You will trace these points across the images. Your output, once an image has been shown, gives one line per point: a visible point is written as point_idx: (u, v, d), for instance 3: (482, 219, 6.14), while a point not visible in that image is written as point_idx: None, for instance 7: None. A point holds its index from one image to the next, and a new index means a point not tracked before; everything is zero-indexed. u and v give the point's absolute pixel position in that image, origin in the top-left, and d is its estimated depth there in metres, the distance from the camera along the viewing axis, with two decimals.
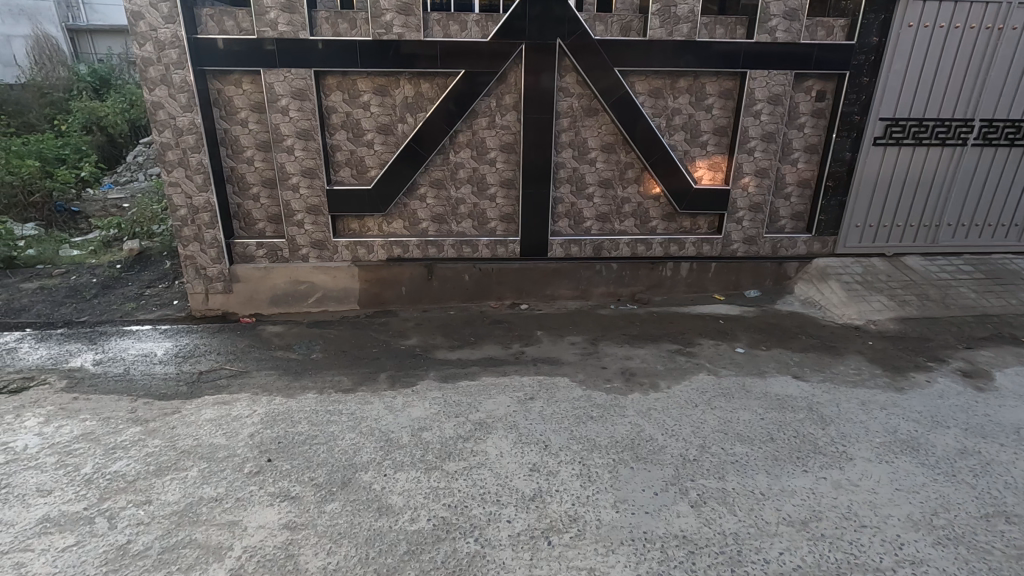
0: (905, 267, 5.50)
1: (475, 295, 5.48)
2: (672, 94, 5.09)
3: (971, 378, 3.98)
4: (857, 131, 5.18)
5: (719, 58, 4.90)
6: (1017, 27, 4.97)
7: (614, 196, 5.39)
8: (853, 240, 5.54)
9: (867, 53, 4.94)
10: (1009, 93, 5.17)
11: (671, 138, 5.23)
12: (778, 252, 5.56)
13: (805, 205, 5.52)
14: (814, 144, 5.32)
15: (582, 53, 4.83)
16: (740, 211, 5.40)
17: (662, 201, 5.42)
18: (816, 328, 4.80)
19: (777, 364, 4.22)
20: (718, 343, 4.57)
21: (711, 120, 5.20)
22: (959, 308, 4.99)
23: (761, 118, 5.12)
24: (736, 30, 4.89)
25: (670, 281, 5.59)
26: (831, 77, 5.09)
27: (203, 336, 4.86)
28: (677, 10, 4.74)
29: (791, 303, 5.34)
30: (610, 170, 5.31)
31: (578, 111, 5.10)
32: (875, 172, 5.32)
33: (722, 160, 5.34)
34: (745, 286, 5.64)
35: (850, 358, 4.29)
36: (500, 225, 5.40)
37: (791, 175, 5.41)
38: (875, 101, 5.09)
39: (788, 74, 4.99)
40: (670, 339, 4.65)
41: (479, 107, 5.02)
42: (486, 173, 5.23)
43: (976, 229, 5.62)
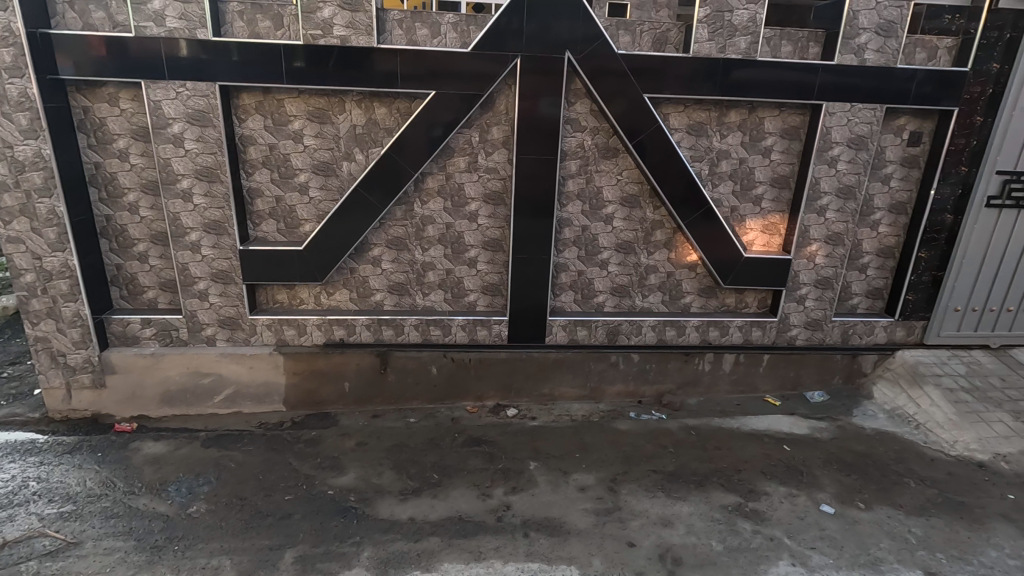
0: (1018, 365, 4.15)
1: (445, 394, 4.04)
2: (718, 131, 3.75)
3: None
4: (964, 187, 3.87)
5: (788, 85, 3.57)
6: None
7: (635, 263, 4.01)
8: (948, 327, 4.20)
9: (983, 84, 3.65)
10: None
11: (715, 190, 3.88)
12: (850, 341, 4.18)
13: (885, 280, 4.17)
14: (902, 202, 3.99)
15: (600, 73, 3.47)
16: (803, 287, 4.03)
17: (700, 271, 4.05)
18: (925, 465, 3.39)
19: (893, 542, 2.78)
20: (793, 494, 3.13)
21: (769, 168, 3.86)
22: None
23: (837, 165, 3.78)
24: (808, 48, 3.59)
25: (708, 378, 4.19)
26: (930, 114, 3.78)
27: (43, 461, 3.32)
28: (732, 17, 3.45)
29: (874, 416, 3.95)
30: (631, 231, 3.93)
31: (591, 150, 3.74)
32: (983, 241, 4.00)
33: (780, 220, 3.99)
34: (806, 386, 4.26)
35: (997, 532, 2.86)
36: (482, 299, 3.99)
37: (871, 241, 4.07)
38: (991, 148, 3.78)
39: (877, 108, 3.67)
40: (721, 484, 3.21)
41: (456, 141, 3.64)
42: (464, 230, 3.83)
43: None
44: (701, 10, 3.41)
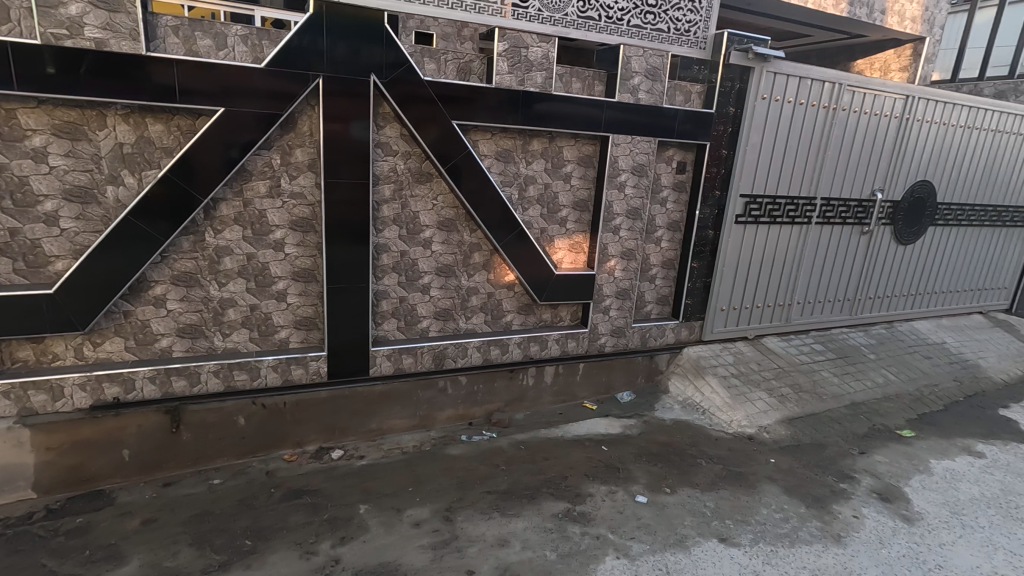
0: (768, 351, 5.10)
1: (257, 445, 3.59)
2: (523, 157, 3.99)
3: (893, 505, 3.35)
4: (719, 208, 4.66)
5: (579, 118, 3.95)
6: (845, 108, 4.94)
7: (457, 286, 4.03)
8: (719, 325, 4.99)
9: (725, 123, 4.46)
10: (841, 173, 5.13)
11: (526, 213, 4.11)
12: (648, 343, 4.73)
13: (670, 287, 4.82)
14: (676, 220, 4.67)
15: (408, 99, 3.46)
16: (607, 298, 4.46)
17: (518, 290, 4.23)
18: (712, 445, 3.95)
19: (694, 518, 3.16)
20: (613, 490, 3.39)
21: (570, 192, 4.22)
22: (830, 399, 4.64)
23: (625, 190, 4.28)
24: (594, 86, 4.02)
25: (533, 392, 4.37)
26: (690, 147, 4.50)
27: None
28: (528, 53, 3.71)
29: (671, 408, 4.51)
30: (451, 254, 3.96)
31: (405, 175, 3.69)
32: (736, 251, 4.85)
33: (583, 239, 4.37)
34: (616, 388, 4.69)
35: (766, 492, 3.43)
36: (295, 334, 3.65)
37: (656, 255, 4.67)
38: (735, 176, 4.62)
39: (651, 141, 4.25)
40: (551, 493, 3.34)
41: (253, 164, 3.30)
42: (269, 261, 3.47)
43: (818, 306, 5.51)
44: (500, 45, 3.60)
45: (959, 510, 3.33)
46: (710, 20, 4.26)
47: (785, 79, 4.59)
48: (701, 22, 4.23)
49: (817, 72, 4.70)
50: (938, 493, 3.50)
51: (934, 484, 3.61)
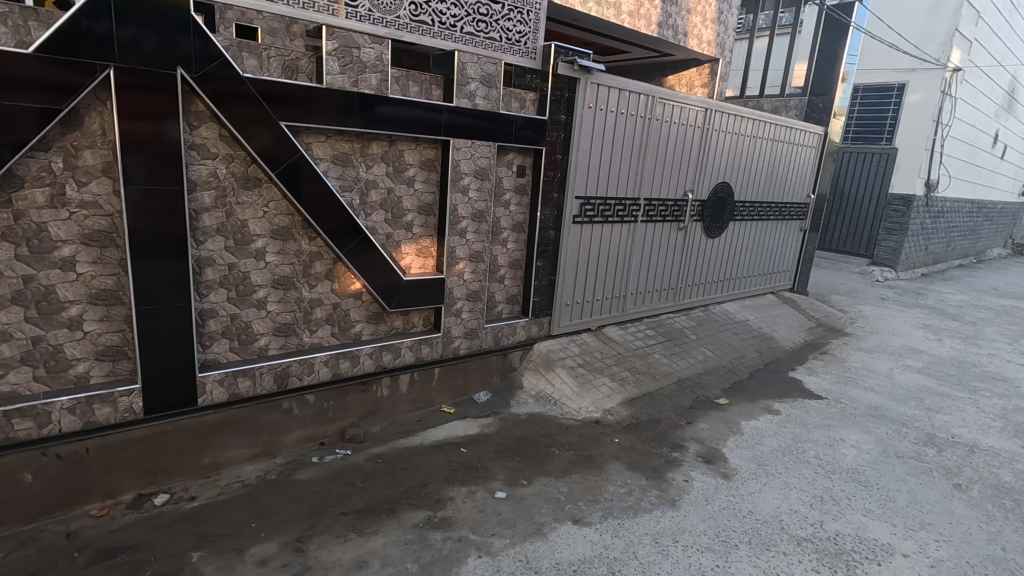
0: (609, 339, 5.53)
1: (53, 505, 3.00)
2: (363, 161, 3.85)
3: (715, 465, 3.84)
4: (558, 209, 4.95)
5: (419, 122, 3.92)
6: (659, 118, 5.55)
7: (297, 299, 3.76)
8: (565, 319, 5.30)
9: (558, 130, 4.75)
10: (659, 176, 5.76)
11: (369, 218, 3.97)
12: (500, 342, 4.86)
13: (518, 287, 5.01)
14: (520, 222, 4.86)
15: (225, 96, 3.14)
16: (458, 301, 4.49)
17: (365, 299, 4.07)
18: (564, 433, 4.17)
19: (549, 505, 3.31)
20: (472, 490, 3.42)
21: (414, 196, 4.17)
22: (662, 378, 5.18)
23: (469, 193, 4.35)
24: (432, 90, 4.00)
25: (388, 403, 4.24)
26: (528, 152, 4.71)
27: None
28: (360, 54, 3.59)
29: (525, 402, 4.68)
30: (288, 265, 3.67)
31: (227, 180, 3.35)
32: (576, 250, 5.19)
33: (430, 243, 4.35)
34: (473, 389, 4.75)
35: (612, 470, 3.72)
36: (98, 367, 3.12)
37: (503, 256, 4.82)
38: (570, 179, 4.95)
39: (491, 145, 4.37)
40: (411, 503, 3.27)
41: (25, 168, 2.76)
42: (55, 283, 2.93)
43: (647, 296, 6.11)
44: (328, 43, 3.44)
45: (764, 461, 3.92)
46: (538, 32, 4.49)
47: (607, 90, 5.02)
48: (530, 34, 4.45)
49: (633, 85, 5.20)
50: (748, 449, 4.09)
51: (744, 442, 4.20)
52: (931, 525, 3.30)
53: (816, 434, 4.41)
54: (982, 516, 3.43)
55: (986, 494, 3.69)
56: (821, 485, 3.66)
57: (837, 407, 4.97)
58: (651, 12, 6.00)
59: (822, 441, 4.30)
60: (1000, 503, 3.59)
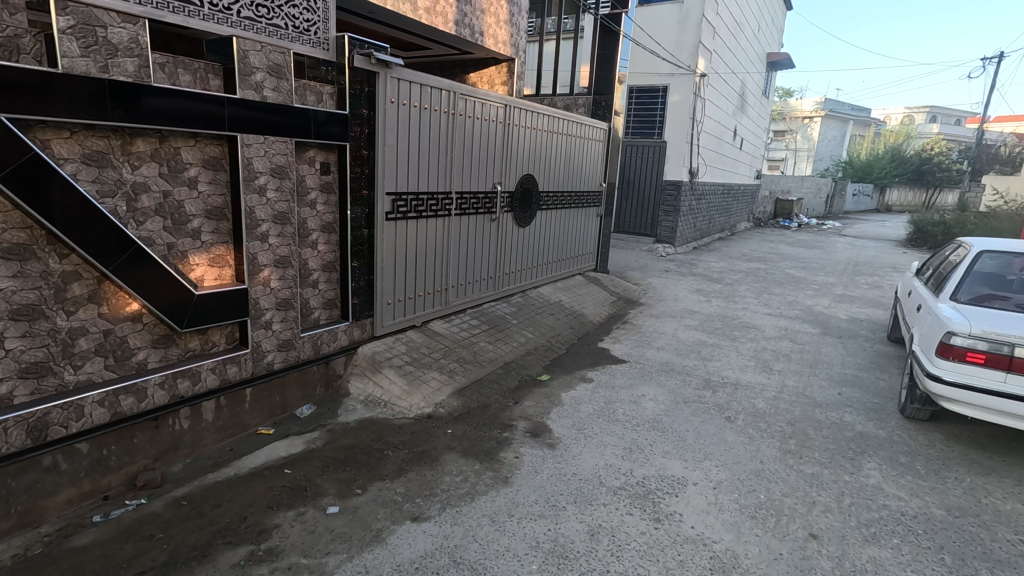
0: (435, 334, 5.57)
1: None
2: (126, 161, 3.28)
3: (541, 438, 4.11)
4: (369, 207, 4.81)
5: (195, 116, 3.46)
6: (462, 114, 5.70)
7: (51, 331, 3.07)
8: (388, 318, 5.19)
9: (360, 125, 4.60)
10: (467, 169, 5.92)
11: (141, 228, 3.41)
12: (320, 350, 4.58)
13: (334, 290, 4.76)
14: (329, 222, 4.61)
15: None
16: (266, 312, 4.11)
17: (147, 321, 3.49)
18: (395, 434, 4.10)
19: (386, 509, 3.23)
20: (301, 512, 3.18)
21: (199, 200, 3.69)
22: (487, 364, 5.37)
23: (267, 194, 3.99)
24: (208, 80, 3.57)
25: (189, 436, 3.72)
26: (331, 148, 4.48)
27: None
28: (108, 34, 3.04)
29: (353, 409, 4.49)
30: (31, 291, 2.98)
31: None
32: (392, 247, 5.11)
33: (225, 252, 3.90)
34: (294, 404, 4.41)
35: (447, 461, 3.76)
36: None
37: (314, 260, 4.53)
38: (379, 175, 4.83)
39: (288, 141, 4.06)
40: (228, 542, 2.93)
41: None
42: None
43: (468, 287, 6.28)
44: (59, 19, 2.85)
45: (582, 426, 4.32)
46: (328, 22, 4.26)
47: (408, 85, 4.99)
48: (320, 23, 4.20)
49: (434, 81, 5.25)
50: (568, 417, 4.47)
51: (565, 411, 4.59)
52: (712, 454, 3.96)
53: (622, 394, 4.99)
54: (746, 438, 4.23)
55: (747, 420, 4.56)
56: (629, 438, 4.16)
57: (637, 368, 5.69)
58: (447, 10, 6.13)
59: (627, 399, 4.89)
60: (756, 426, 4.46)
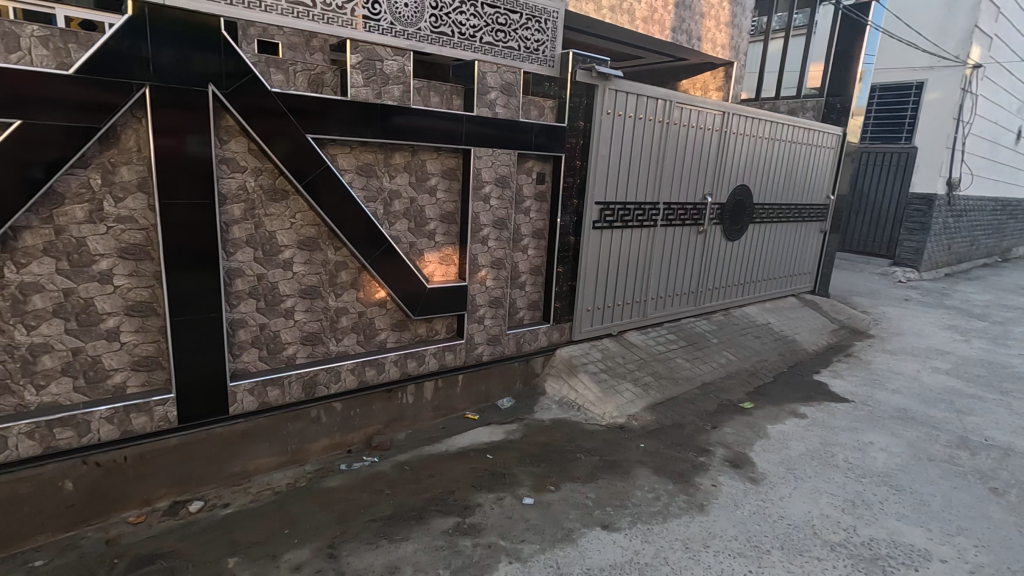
0: (631, 344, 5.54)
1: (90, 512, 3.07)
2: (386, 171, 3.90)
3: (742, 470, 3.81)
4: (578, 216, 4.97)
5: (439, 132, 3.97)
6: (677, 122, 5.56)
7: (324, 308, 3.81)
8: (586, 325, 5.30)
9: (576, 136, 4.78)
10: (678, 179, 5.75)
11: (392, 228, 4.02)
12: (522, 348, 4.87)
13: (539, 293, 5.02)
14: (540, 228, 4.88)
15: (254, 112, 3.21)
16: (480, 308, 4.52)
17: (389, 307, 4.10)
18: (587, 439, 4.18)
19: (577, 511, 3.31)
20: (500, 497, 3.43)
21: (436, 205, 4.22)
22: (684, 383, 5.16)
23: (490, 201, 4.39)
24: (452, 100, 4.06)
25: (412, 410, 4.28)
26: (548, 158, 4.74)
27: None
28: (383, 66, 3.64)
29: (549, 408, 4.70)
30: (314, 275, 3.72)
31: (256, 193, 3.41)
32: (596, 255, 5.21)
33: (452, 251, 4.39)
34: (496, 395, 4.77)
35: (639, 475, 3.71)
36: (134, 378, 3.19)
37: (524, 263, 4.84)
38: (589, 185, 4.97)
39: (511, 153, 4.41)
40: (439, 510, 3.29)
41: (64, 185, 2.84)
42: (94, 296, 3.01)
43: (668, 300, 6.10)
44: (353, 57, 3.50)
45: (792, 466, 3.88)
46: (555, 40, 4.54)
47: (624, 96, 5.04)
48: (548, 42, 4.49)
49: (651, 91, 5.22)
50: (775, 453, 4.07)
51: (772, 446, 4.17)
52: (967, 530, 3.23)
53: (844, 438, 4.35)
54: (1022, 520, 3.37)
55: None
56: (852, 489, 3.62)
57: (864, 410, 4.92)
58: (664, 17, 6.01)
59: (850, 444, 4.25)
60: None
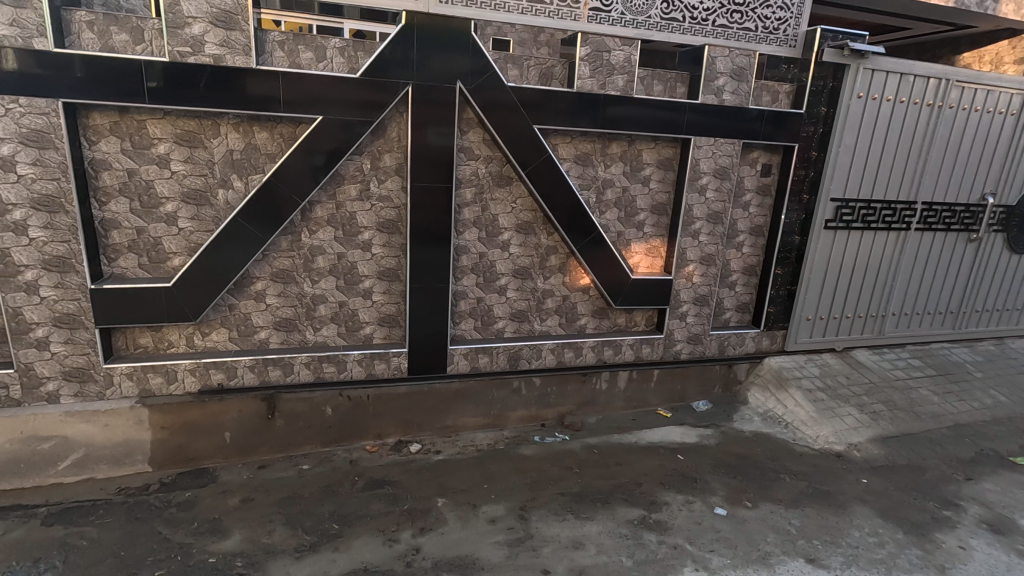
0: (858, 364, 4.81)
1: (341, 435, 3.79)
2: (602, 161, 3.97)
3: (1007, 539, 3.06)
4: (808, 213, 4.45)
5: (660, 121, 3.89)
6: (953, 105, 4.58)
7: (533, 288, 4.06)
8: (804, 335, 4.76)
9: (815, 123, 4.25)
10: (947, 174, 4.75)
11: (603, 216, 4.09)
12: (726, 351, 4.58)
13: (751, 295, 4.64)
14: (760, 225, 4.49)
15: (491, 105, 3.53)
16: (684, 304, 4.35)
17: (592, 294, 4.21)
18: (794, 461, 3.78)
19: (776, 535, 3.03)
20: (689, 500, 3.32)
21: (649, 196, 4.16)
22: (928, 419, 4.31)
23: (706, 194, 4.17)
24: (676, 88, 3.95)
25: (604, 397, 4.35)
26: (777, 149, 4.32)
27: None
28: (610, 56, 3.69)
29: (750, 419, 4.35)
30: (527, 257, 3.99)
31: (485, 179, 3.77)
32: (825, 258, 4.61)
33: (660, 243, 4.29)
34: (692, 396, 4.58)
35: (857, 514, 3.24)
36: (379, 331, 3.82)
37: (737, 261, 4.52)
38: (826, 179, 4.40)
39: (736, 143, 4.12)
40: (625, 499, 3.31)
41: (345, 169, 3.50)
42: (357, 261, 3.66)
43: (915, 318, 5.13)
44: (582, 50, 3.61)
45: None
46: (801, 17, 4.08)
47: (884, 75, 4.33)
48: (792, 20, 4.06)
49: (920, 69, 4.38)
50: None
51: None
52: None
53: None
54: None
55: None
56: None
57: None
58: None
59: None
60: None
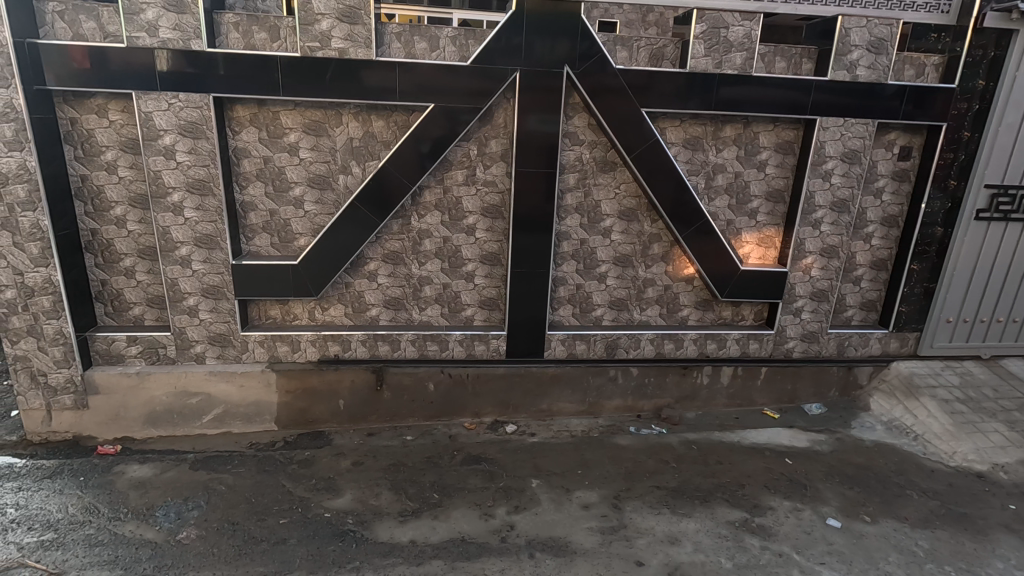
0: (1010, 375, 4.22)
1: (441, 411, 3.97)
2: (714, 145, 3.77)
3: None
4: (954, 202, 3.94)
5: (781, 101, 3.61)
6: None
7: (634, 276, 3.98)
8: (941, 339, 4.26)
9: (969, 99, 3.74)
10: None
11: (712, 203, 3.89)
12: (845, 352, 4.21)
13: (879, 292, 4.22)
14: (894, 215, 4.05)
15: (599, 89, 3.47)
16: (799, 299, 4.04)
17: (696, 284, 4.04)
18: (924, 477, 3.41)
19: (899, 555, 2.77)
20: (798, 508, 3.11)
21: (764, 182, 3.89)
22: None
23: (831, 179, 3.83)
24: (801, 64, 3.64)
25: (705, 392, 4.18)
26: (920, 129, 3.85)
27: (37, 480, 3.23)
28: (728, 33, 3.47)
29: (872, 427, 3.97)
30: (629, 244, 3.91)
31: (589, 165, 3.73)
32: (973, 254, 4.07)
33: (775, 233, 4.02)
34: (804, 398, 4.27)
35: (1002, 543, 2.86)
36: (479, 313, 3.94)
37: (864, 254, 4.11)
38: (980, 163, 3.87)
39: (870, 123, 3.72)
40: (726, 499, 3.17)
41: (453, 155, 3.61)
42: (462, 244, 3.78)
43: None
44: (697, 27, 3.43)
45: None
46: None
47: None
48: None
49: None
50: None
51: None
52: None
53: None
54: None
55: None
56: None
57: None
58: None
59: None
60: None
